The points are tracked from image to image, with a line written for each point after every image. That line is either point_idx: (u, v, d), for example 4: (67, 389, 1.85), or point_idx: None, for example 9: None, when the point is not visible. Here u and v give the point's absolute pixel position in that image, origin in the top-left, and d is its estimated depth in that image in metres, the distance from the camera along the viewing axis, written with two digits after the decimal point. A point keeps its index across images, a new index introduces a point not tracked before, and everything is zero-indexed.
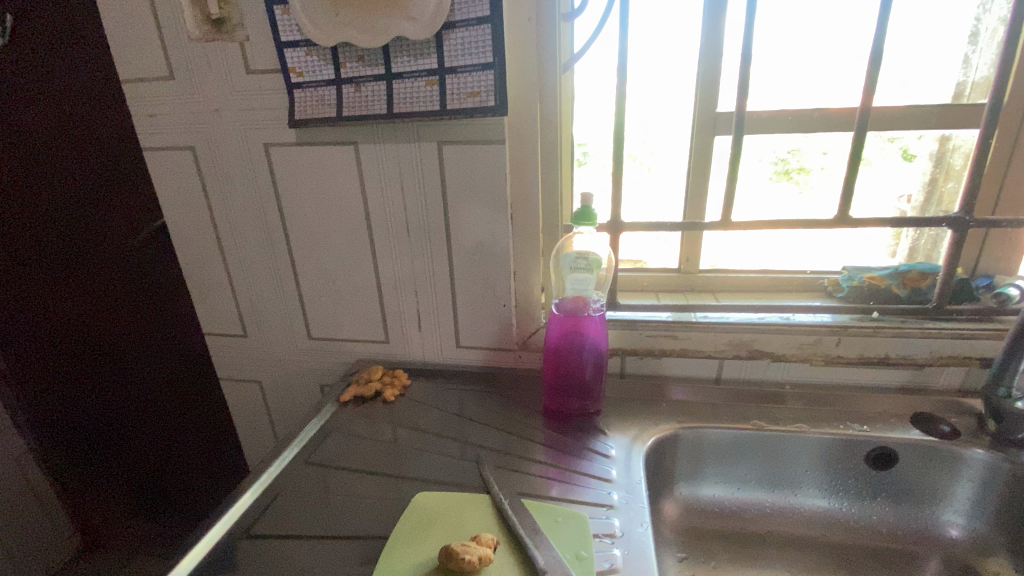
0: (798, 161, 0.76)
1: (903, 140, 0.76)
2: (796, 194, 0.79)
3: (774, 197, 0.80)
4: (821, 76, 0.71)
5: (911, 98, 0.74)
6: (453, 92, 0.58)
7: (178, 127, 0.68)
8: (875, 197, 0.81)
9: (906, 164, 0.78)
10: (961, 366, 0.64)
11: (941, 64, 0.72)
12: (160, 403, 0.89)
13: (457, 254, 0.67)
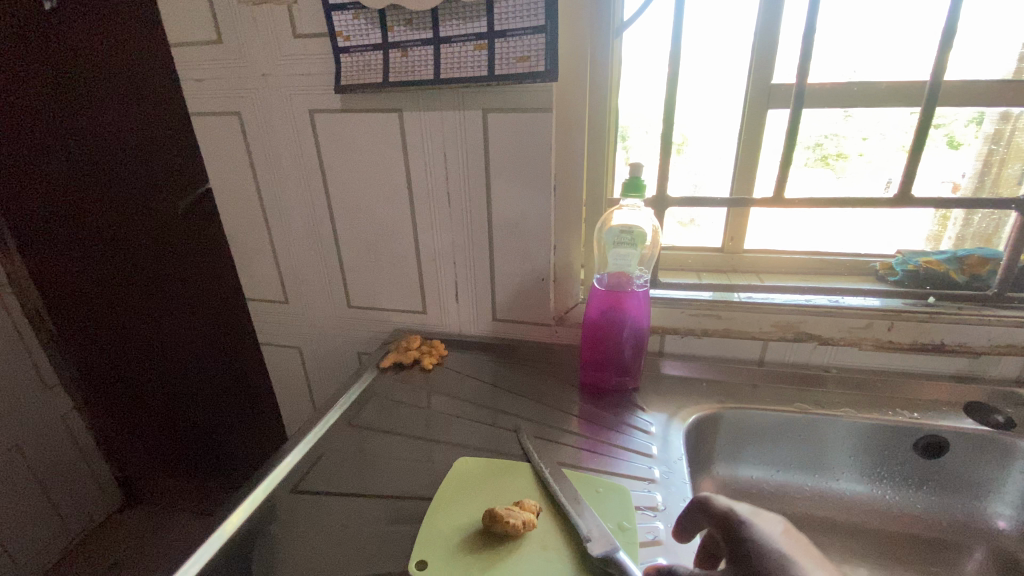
0: (836, 145, 0.74)
1: (949, 128, 0.72)
2: (834, 179, 0.76)
3: (813, 181, 0.76)
4: (885, 46, 0.67)
5: (971, 73, 0.69)
6: (502, 56, 0.56)
7: (224, 92, 0.68)
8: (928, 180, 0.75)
9: (953, 152, 0.74)
10: (1020, 356, 0.61)
11: (1011, 35, 0.67)
12: (204, 365, 0.97)
13: (497, 227, 0.66)
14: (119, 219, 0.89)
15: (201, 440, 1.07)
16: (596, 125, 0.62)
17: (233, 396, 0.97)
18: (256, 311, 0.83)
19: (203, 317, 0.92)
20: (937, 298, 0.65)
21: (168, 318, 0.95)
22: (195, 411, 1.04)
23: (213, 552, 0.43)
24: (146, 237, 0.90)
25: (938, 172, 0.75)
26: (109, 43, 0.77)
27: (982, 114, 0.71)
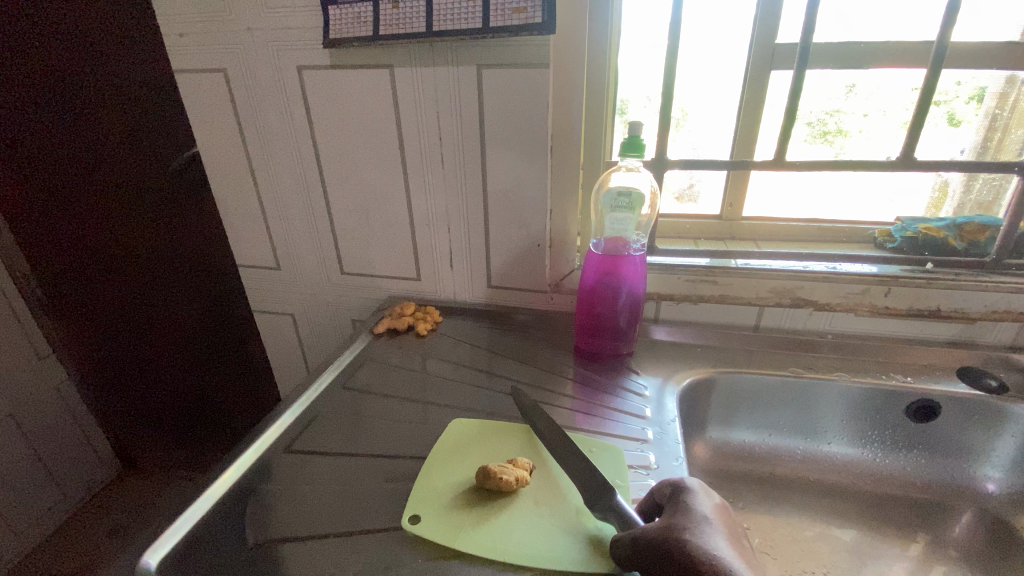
0: (837, 122, 0.74)
1: (950, 105, 0.72)
2: (834, 155, 0.74)
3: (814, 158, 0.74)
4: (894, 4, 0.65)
5: (982, 33, 0.66)
6: (497, 7, 0.54)
7: (208, 48, 0.66)
8: (934, 144, 0.74)
9: (952, 131, 0.74)
10: (1015, 322, 0.61)
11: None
12: (197, 329, 0.97)
13: (491, 190, 0.65)
14: (106, 185, 0.88)
15: (199, 407, 1.09)
16: (594, 84, 0.60)
17: (230, 365, 0.99)
18: (248, 277, 0.82)
19: (198, 285, 0.92)
20: (935, 265, 0.64)
21: (162, 287, 0.95)
22: (192, 379, 1.05)
23: (204, 511, 0.43)
24: (136, 204, 0.89)
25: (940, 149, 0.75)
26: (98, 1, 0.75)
27: (980, 89, 0.70)
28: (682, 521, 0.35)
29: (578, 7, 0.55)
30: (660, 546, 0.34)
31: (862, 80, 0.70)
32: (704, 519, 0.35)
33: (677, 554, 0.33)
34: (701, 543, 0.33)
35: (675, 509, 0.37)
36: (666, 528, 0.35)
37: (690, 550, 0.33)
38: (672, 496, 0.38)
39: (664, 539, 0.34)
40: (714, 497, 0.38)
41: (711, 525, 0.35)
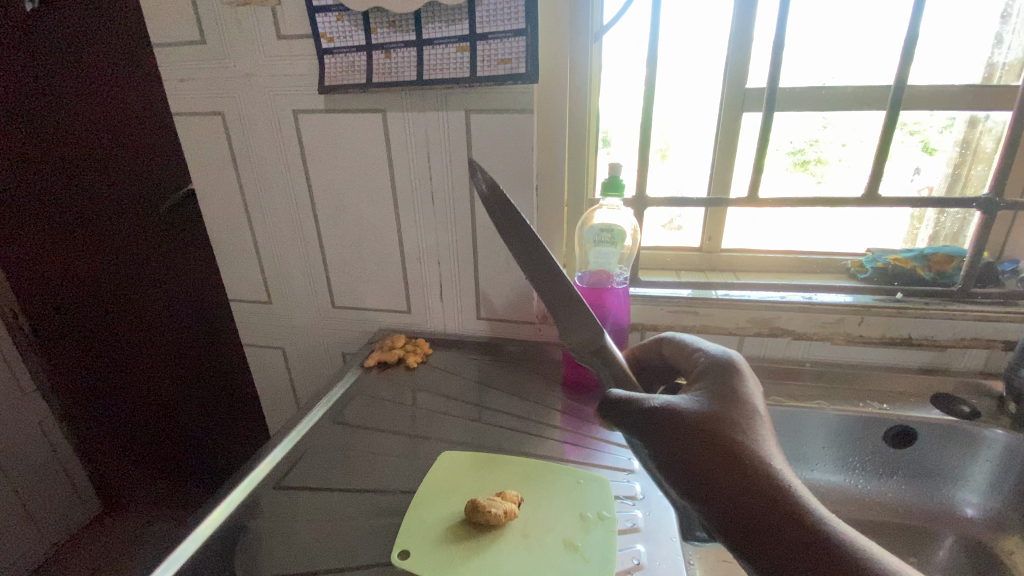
0: (816, 152, 0.76)
1: (925, 134, 0.75)
2: (813, 185, 0.78)
3: (791, 187, 0.78)
4: (852, 51, 0.70)
5: (945, 77, 0.71)
6: (484, 59, 0.57)
7: (208, 93, 0.69)
8: (899, 178, 0.78)
9: (928, 158, 0.77)
10: (983, 349, 0.64)
11: (973, 41, 0.70)
12: (182, 364, 0.96)
13: (480, 226, 0.67)
14: (100, 215, 0.88)
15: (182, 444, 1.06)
16: (577, 126, 0.63)
17: (213, 401, 0.97)
18: (240, 311, 0.83)
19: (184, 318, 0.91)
20: (904, 294, 0.67)
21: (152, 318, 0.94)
22: (176, 415, 1.02)
23: (192, 552, 0.42)
24: (130, 234, 0.89)
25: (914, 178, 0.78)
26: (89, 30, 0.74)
27: (944, 125, 0.74)
28: (718, 408, 0.40)
29: (560, 57, 0.59)
30: (691, 426, 0.39)
31: (834, 115, 0.73)
32: (746, 411, 0.40)
33: (709, 434, 0.38)
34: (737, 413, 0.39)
35: (715, 378, 0.43)
36: (703, 414, 0.40)
37: (724, 435, 0.38)
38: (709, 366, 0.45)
39: (699, 423, 0.39)
40: (756, 386, 0.42)
41: (752, 413, 0.39)
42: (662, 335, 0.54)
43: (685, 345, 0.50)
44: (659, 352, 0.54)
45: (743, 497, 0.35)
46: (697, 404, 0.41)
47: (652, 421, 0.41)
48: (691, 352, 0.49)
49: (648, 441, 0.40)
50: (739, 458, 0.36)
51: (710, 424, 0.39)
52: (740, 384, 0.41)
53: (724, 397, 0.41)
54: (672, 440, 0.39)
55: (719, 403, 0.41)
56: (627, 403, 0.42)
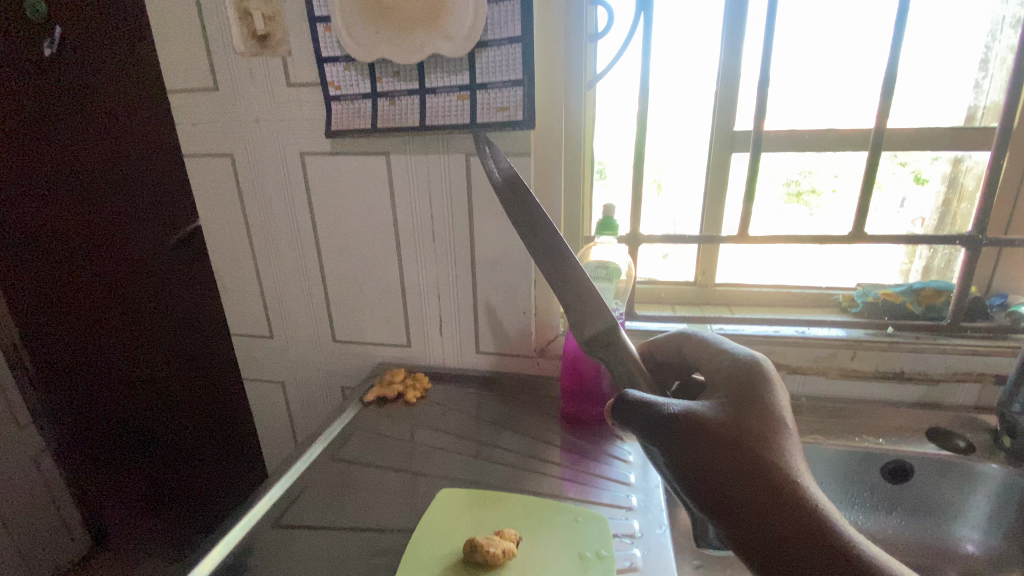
0: (809, 182, 0.78)
1: (915, 165, 0.77)
2: (807, 215, 0.80)
3: (787, 217, 0.81)
4: (834, 95, 0.73)
5: (925, 119, 0.75)
6: (483, 107, 0.61)
7: (218, 136, 0.71)
8: (886, 215, 0.82)
9: (918, 187, 0.79)
10: (976, 383, 0.65)
11: (951, 87, 0.74)
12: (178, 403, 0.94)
13: (479, 262, 0.69)
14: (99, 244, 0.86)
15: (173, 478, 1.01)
16: (573, 165, 0.66)
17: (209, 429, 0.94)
18: (242, 345, 0.84)
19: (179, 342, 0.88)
20: (895, 328, 0.69)
21: (144, 344, 0.91)
22: (168, 445, 0.98)
23: None
24: (125, 257, 0.86)
25: (903, 207, 0.81)
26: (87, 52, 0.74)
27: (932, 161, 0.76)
28: (749, 418, 0.41)
29: (556, 103, 0.62)
30: (724, 443, 0.39)
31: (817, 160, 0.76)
32: (774, 421, 0.40)
33: (740, 445, 0.39)
34: (767, 424, 0.40)
35: (745, 386, 0.43)
36: (735, 428, 0.40)
37: (753, 447, 0.39)
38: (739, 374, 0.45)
39: (729, 434, 0.40)
40: (783, 395, 0.43)
41: (782, 428, 0.40)
42: (682, 334, 0.54)
43: (709, 346, 0.50)
44: (678, 349, 0.53)
45: (775, 519, 0.36)
46: (725, 414, 0.41)
47: (681, 432, 0.41)
48: (716, 355, 0.49)
49: (676, 452, 0.40)
50: (771, 479, 0.37)
51: (743, 440, 0.39)
52: (772, 398, 0.41)
53: (755, 410, 0.41)
54: (702, 454, 0.39)
55: (750, 417, 0.41)
56: (654, 411, 0.41)
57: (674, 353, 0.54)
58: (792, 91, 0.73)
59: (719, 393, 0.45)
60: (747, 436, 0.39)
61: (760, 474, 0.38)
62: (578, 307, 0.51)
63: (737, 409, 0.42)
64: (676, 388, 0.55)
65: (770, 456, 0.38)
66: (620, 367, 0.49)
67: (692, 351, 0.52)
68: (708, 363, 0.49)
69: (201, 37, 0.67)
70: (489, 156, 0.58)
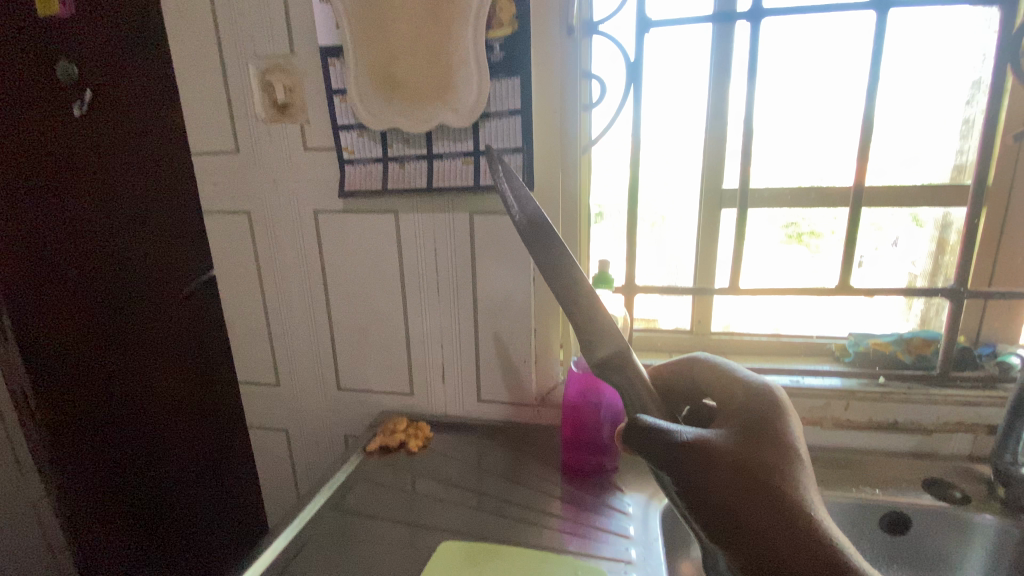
0: (808, 225, 0.77)
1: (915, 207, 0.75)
2: (808, 257, 0.79)
3: (785, 259, 0.80)
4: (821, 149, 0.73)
5: (918, 172, 0.74)
6: (486, 170, 0.66)
7: (237, 195, 0.76)
8: (885, 259, 0.79)
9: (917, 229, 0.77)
10: (968, 433, 0.67)
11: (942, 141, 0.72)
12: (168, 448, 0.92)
13: (481, 313, 0.72)
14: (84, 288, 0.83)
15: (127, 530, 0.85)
16: (569, 219, 0.69)
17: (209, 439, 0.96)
18: (248, 392, 0.85)
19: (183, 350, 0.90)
20: (886, 378, 0.71)
21: (115, 360, 0.82)
22: (133, 482, 0.86)
23: None
24: (87, 260, 0.77)
25: (903, 250, 0.78)
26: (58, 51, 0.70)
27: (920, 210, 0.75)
28: (764, 451, 0.43)
29: (553, 163, 0.66)
30: (742, 474, 0.42)
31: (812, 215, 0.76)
32: (787, 452, 0.43)
33: (758, 478, 0.42)
34: (781, 454, 0.43)
35: (758, 415, 0.45)
36: (751, 460, 0.43)
37: (769, 480, 0.42)
38: (754, 402, 0.47)
39: (746, 467, 0.42)
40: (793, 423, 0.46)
41: (793, 460, 0.43)
42: (691, 356, 0.55)
43: (723, 371, 0.51)
44: (692, 372, 0.54)
45: (787, 549, 0.40)
46: (738, 444, 0.44)
47: (700, 463, 0.42)
48: (729, 379, 0.50)
49: (696, 482, 0.42)
50: (782, 510, 0.41)
51: (758, 472, 0.42)
52: (784, 428, 0.44)
53: (767, 442, 0.44)
54: (720, 485, 0.42)
55: (763, 448, 0.43)
56: (675, 439, 0.43)
57: (687, 375, 0.54)
58: (780, 146, 0.73)
59: (732, 421, 0.46)
60: (761, 468, 0.42)
61: (772, 506, 0.41)
62: (592, 329, 0.51)
63: (751, 439, 0.44)
64: (685, 412, 0.55)
65: (782, 488, 0.41)
66: (633, 390, 0.49)
67: (704, 377, 0.53)
68: (722, 388, 0.50)
69: (227, 106, 0.73)
70: (514, 204, 0.55)
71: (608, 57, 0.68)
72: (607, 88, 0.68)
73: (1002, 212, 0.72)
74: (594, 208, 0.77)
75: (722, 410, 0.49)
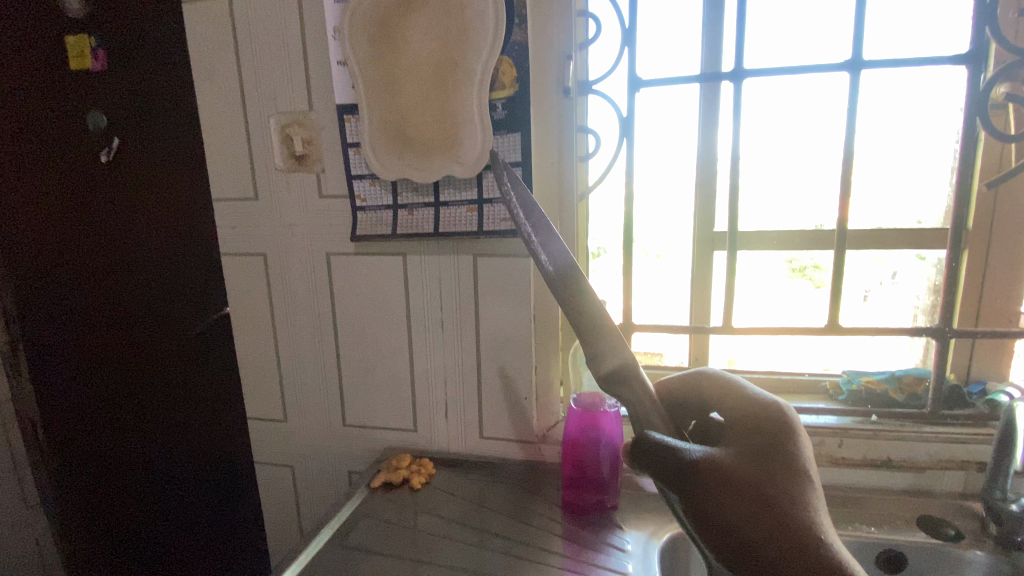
0: (810, 259, 0.80)
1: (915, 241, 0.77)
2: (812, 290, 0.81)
3: (789, 293, 0.82)
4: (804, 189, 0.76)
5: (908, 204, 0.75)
6: (489, 217, 0.70)
7: (254, 238, 0.81)
8: (887, 294, 0.80)
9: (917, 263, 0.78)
10: (959, 470, 0.68)
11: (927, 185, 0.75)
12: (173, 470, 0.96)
13: (483, 350, 0.75)
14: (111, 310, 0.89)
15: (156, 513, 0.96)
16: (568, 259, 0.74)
17: (212, 453, 0.97)
18: (256, 429, 0.87)
19: (188, 365, 0.92)
20: (879, 416, 0.73)
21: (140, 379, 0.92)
22: (150, 477, 0.94)
23: None
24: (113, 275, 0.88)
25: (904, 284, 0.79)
26: (95, 105, 0.81)
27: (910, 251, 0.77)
28: (772, 473, 0.41)
29: (553, 205, 0.72)
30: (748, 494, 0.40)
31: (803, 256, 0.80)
32: (797, 474, 0.41)
33: (765, 500, 0.40)
34: (790, 477, 0.41)
35: (769, 435, 0.44)
36: (758, 481, 0.41)
37: (776, 502, 0.40)
38: (764, 421, 0.45)
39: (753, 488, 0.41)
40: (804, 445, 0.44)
41: (803, 482, 0.41)
42: (701, 370, 0.55)
43: (731, 387, 0.51)
44: (697, 387, 0.54)
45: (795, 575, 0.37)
46: (746, 464, 0.42)
47: (709, 480, 0.40)
48: (735, 395, 0.49)
49: (704, 500, 0.40)
50: (791, 533, 0.39)
51: (769, 492, 0.40)
52: (794, 449, 0.43)
53: (776, 460, 0.42)
54: (728, 504, 0.40)
55: (774, 467, 0.42)
56: (685, 453, 0.40)
57: (691, 391, 0.54)
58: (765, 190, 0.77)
59: (739, 436, 0.45)
60: (771, 488, 0.41)
61: (785, 529, 0.39)
62: (601, 337, 0.45)
63: (759, 457, 0.43)
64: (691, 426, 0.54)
65: (793, 510, 0.40)
66: (640, 406, 0.44)
67: (710, 392, 0.52)
68: (729, 403, 0.49)
69: (248, 157, 0.79)
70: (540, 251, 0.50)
71: (603, 114, 0.74)
72: (603, 141, 0.75)
73: (984, 250, 0.72)
74: (592, 244, 0.81)
75: (728, 426, 0.47)
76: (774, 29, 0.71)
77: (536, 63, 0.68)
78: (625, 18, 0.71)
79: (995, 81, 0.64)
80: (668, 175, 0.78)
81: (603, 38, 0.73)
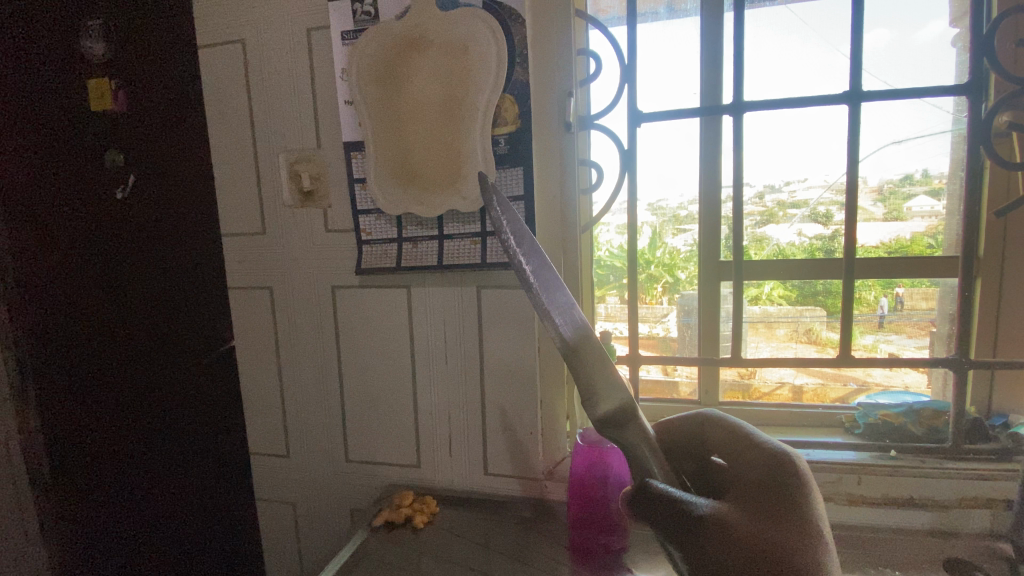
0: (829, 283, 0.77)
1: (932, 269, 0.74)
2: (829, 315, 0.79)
3: (811, 313, 0.79)
4: (808, 209, 0.75)
5: (913, 227, 0.74)
6: (492, 250, 0.71)
7: (261, 272, 0.82)
8: (894, 324, 0.77)
9: (926, 288, 0.75)
10: (986, 509, 0.66)
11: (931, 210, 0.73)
12: (183, 488, 0.93)
13: (489, 381, 0.74)
14: (143, 321, 0.88)
15: (152, 533, 0.90)
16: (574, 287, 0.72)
17: (215, 477, 0.94)
18: (260, 464, 0.86)
19: (193, 373, 0.90)
20: (898, 451, 0.70)
21: (160, 397, 0.90)
22: (163, 488, 0.91)
23: None
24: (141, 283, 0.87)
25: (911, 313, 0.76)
26: (108, 142, 0.82)
27: (912, 278, 0.75)
28: (784, 531, 0.40)
29: (564, 236, 0.72)
30: (758, 553, 0.39)
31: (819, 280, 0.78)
32: (808, 530, 0.40)
33: (775, 557, 0.39)
34: (801, 534, 0.40)
35: (782, 487, 0.42)
36: (769, 539, 0.39)
37: (787, 560, 0.38)
38: (777, 469, 0.43)
39: (763, 545, 0.39)
40: (816, 496, 0.42)
41: (813, 538, 0.40)
42: (702, 411, 0.55)
43: (733, 430, 0.50)
44: (700, 430, 0.53)
45: None
46: (752, 519, 0.41)
47: (710, 536, 0.39)
48: (737, 442, 0.49)
49: (707, 557, 0.39)
50: None
51: (775, 547, 0.39)
52: (804, 501, 0.41)
53: (785, 515, 0.41)
54: (733, 562, 0.39)
55: (778, 518, 0.41)
56: (683, 508, 0.39)
57: (694, 435, 0.53)
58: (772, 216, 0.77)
59: (741, 488, 0.44)
60: (780, 546, 0.39)
61: None
62: (597, 379, 0.45)
63: (762, 510, 0.42)
64: (692, 470, 0.54)
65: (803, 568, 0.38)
66: (638, 447, 0.44)
67: (714, 434, 0.52)
68: (735, 449, 0.48)
69: (257, 192, 0.80)
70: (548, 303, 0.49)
71: (604, 147, 0.76)
72: (605, 174, 0.76)
73: (998, 277, 0.70)
74: (598, 266, 0.81)
75: (735, 478, 0.46)
76: (772, 63, 0.72)
77: (537, 100, 0.70)
78: (624, 55, 0.73)
79: (997, 109, 0.64)
80: (672, 203, 0.78)
81: (603, 75, 0.75)
